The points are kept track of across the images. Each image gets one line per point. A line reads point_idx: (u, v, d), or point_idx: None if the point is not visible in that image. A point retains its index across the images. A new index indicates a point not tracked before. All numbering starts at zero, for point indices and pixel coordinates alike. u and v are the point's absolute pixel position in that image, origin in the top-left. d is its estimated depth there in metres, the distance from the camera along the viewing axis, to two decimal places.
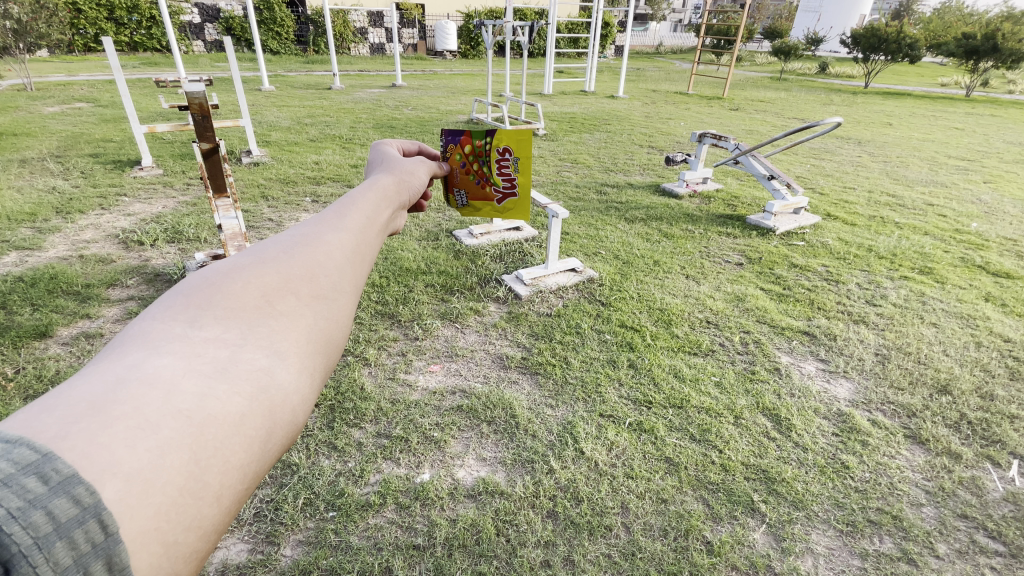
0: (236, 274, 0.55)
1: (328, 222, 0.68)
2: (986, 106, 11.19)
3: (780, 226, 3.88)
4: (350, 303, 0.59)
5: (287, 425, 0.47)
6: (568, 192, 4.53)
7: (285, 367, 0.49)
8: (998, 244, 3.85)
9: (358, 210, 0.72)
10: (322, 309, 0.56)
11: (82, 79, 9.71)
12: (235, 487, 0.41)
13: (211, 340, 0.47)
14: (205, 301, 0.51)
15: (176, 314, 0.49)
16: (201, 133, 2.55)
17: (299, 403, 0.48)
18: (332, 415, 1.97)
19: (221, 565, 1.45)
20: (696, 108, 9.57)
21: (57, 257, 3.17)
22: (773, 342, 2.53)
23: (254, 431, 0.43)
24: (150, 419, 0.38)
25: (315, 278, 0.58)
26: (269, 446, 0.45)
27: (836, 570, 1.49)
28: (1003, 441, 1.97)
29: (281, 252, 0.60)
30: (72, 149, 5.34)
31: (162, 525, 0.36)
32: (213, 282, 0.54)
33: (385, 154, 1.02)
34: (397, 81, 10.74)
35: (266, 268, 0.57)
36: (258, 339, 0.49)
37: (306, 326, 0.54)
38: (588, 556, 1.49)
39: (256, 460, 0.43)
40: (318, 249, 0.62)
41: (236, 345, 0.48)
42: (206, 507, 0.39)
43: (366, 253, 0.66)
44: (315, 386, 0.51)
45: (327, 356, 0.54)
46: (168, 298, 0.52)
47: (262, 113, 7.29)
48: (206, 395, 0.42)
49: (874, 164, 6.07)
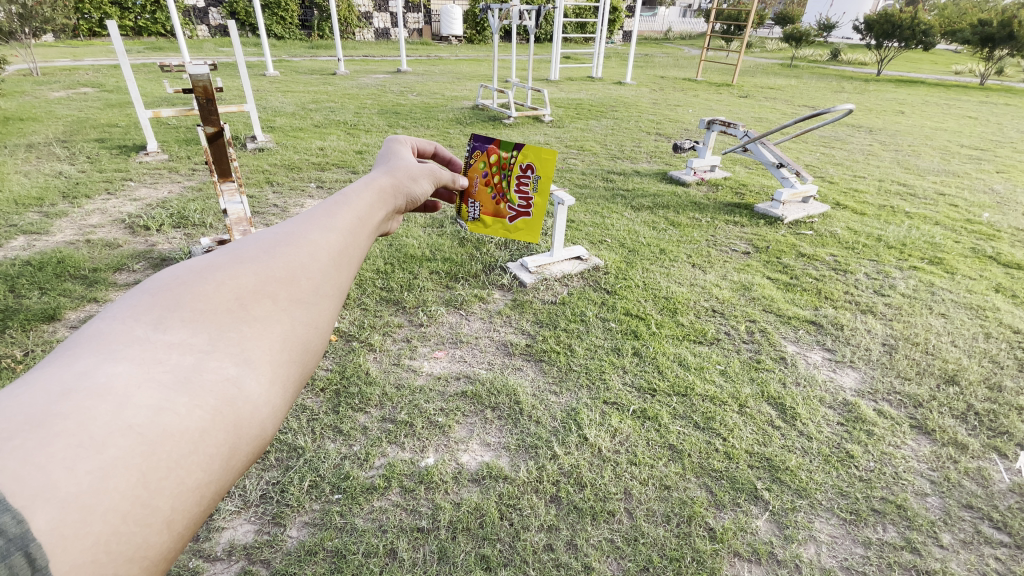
0: (209, 273, 0.51)
1: (315, 220, 0.64)
2: (1000, 95, 10.98)
3: (789, 215, 3.84)
4: (330, 310, 0.56)
5: (253, 439, 0.45)
6: (574, 179, 4.50)
7: (253, 377, 0.46)
8: (1010, 235, 3.80)
9: (347, 209, 0.69)
10: (300, 316, 0.53)
11: (87, 63, 9.72)
12: (190, 508, 0.40)
13: (175, 346, 0.44)
14: (173, 301, 0.48)
15: (140, 314, 0.46)
16: (206, 116, 2.53)
17: (265, 417, 0.46)
18: (338, 400, 1.98)
19: (228, 545, 1.46)
20: (705, 95, 9.44)
21: (64, 241, 3.19)
22: (780, 331, 2.51)
23: (214, 448, 0.42)
24: (95, 438, 0.36)
25: (294, 282, 0.55)
26: (232, 461, 0.44)
27: (838, 558, 1.49)
28: (1010, 433, 1.96)
29: (261, 252, 0.57)
30: (78, 134, 5.34)
31: (104, 553, 0.34)
32: (184, 281, 0.50)
33: (394, 151, 1.00)
34: (403, 66, 10.65)
35: (243, 267, 0.53)
36: (228, 347, 0.47)
37: (280, 334, 0.51)
38: (591, 541, 1.50)
39: (214, 479, 0.42)
40: (300, 251, 0.58)
41: (202, 353, 0.45)
42: (156, 532, 0.38)
43: (353, 257, 0.63)
44: (284, 399, 0.48)
45: (301, 365, 0.51)
46: (133, 294, 0.48)
47: (267, 99, 7.25)
48: (161, 409, 0.40)
49: (886, 152, 6.00)
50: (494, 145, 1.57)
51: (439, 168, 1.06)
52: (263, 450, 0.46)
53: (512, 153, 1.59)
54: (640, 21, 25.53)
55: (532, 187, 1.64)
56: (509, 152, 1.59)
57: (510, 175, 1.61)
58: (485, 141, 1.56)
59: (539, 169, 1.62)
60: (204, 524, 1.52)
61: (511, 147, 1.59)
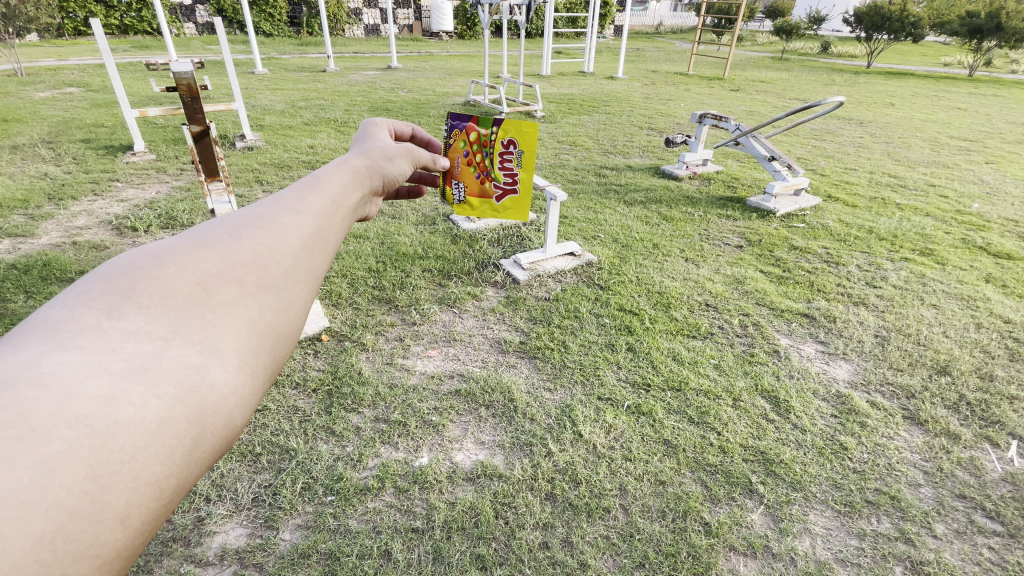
0: (168, 257, 0.48)
1: (285, 204, 0.61)
2: (989, 86, 11.05)
3: (781, 209, 3.85)
4: (302, 294, 0.53)
5: (219, 429, 0.43)
6: (567, 175, 4.49)
7: (218, 365, 0.43)
8: (999, 225, 3.82)
9: (321, 191, 0.66)
10: (270, 301, 0.50)
11: (73, 63, 9.58)
12: (146, 504, 0.37)
13: (131, 333, 0.41)
14: (129, 287, 0.45)
15: (92, 302, 0.43)
16: (191, 115, 2.49)
17: (232, 407, 0.43)
18: (330, 400, 1.97)
19: (220, 550, 1.45)
20: (696, 88, 9.45)
21: (50, 244, 3.13)
22: (773, 324, 2.51)
23: (174, 440, 0.39)
24: (37, 430, 0.32)
25: (263, 266, 0.52)
26: (195, 454, 0.40)
27: (833, 550, 1.50)
28: (1002, 422, 1.97)
29: (226, 235, 0.53)
30: (64, 135, 5.26)
31: (49, 553, 0.30)
32: (141, 267, 0.47)
33: (370, 135, 0.98)
34: (393, 62, 10.57)
35: (207, 251, 0.50)
36: (190, 332, 0.43)
37: (247, 319, 0.48)
38: (586, 538, 1.49)
39: (176, 472, 0.39)
40: (268, 234, 0.55)
41: (162, 339, 0.42)
42: (107, 530, 0.34)
43: (328, 240, 0.61)
44: (252, 388, 0.45)
45: (273, 351, 0.48)
46: (86, 281, 0.45)
47: (255, 97, 7.18)
48: (114, 399, 0.37)
49: (876, 144, 6.02)
50: (472, 123, 1.55)
51: (419, 151, 1.04)
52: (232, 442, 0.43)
53: (491, 129, 1.59)
54: (631, 15, 25.48)
55: (516, 162, 1.64)
56: (488, 128, 1.58)
57: (492, 153, 1.59)
58: (463, 119, 1.54)
59: (520, 145, 1.65)
60: (195, 529, 1.50)
61: (489, 123, 1.59)
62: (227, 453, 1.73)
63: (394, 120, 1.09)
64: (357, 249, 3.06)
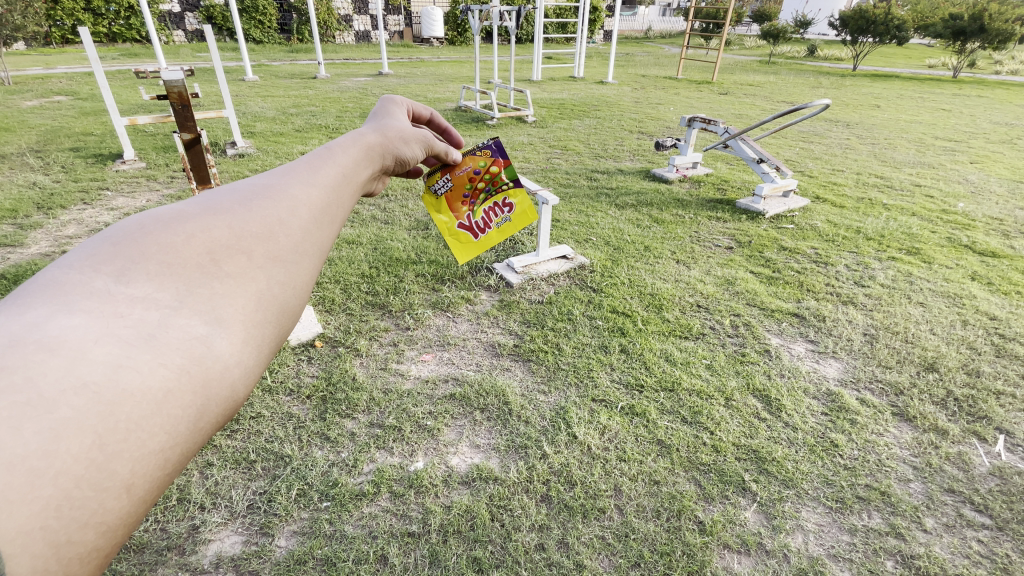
0: (178, 224, 0.48)
1: (296, 175, 0.61)
2: (973, 88, 11.24)
3: (770, 210, 3.90)
4: (309, 268, 0.53)
5: (223, 400, 0.42)
6: (558, 179, 4.52)
7: (224, 337, 0.42)
8: (984, 224, 3.89)
9: (330, 166, 0.66)
10: (277, 273, 0.49)
11: (61, 71, 9.52)
12: (150, 473, 0.37)
13: (138, 299, 0.40)
14: (138, 252, 0.44)
15: (102, 266, 0.42)
16: (182, 123, 2.48)
17: (236, 378, 0.43)
18: (324, 406, 1.97)
19: (215, 558, 1.44)
20: (685, 92, 9.55)
21: (39, 253, 3.11)
22: (763, 324, 2.54)
23: (179, 411, 0.38)
24: (45, 395, 0.32)
25: (272, 238, 0.51)
26: (200, 424, 0.40)
27: (826, 546, 1.51)
28: (989, 417, 2.01)
29: (237, 204, 0.53)
30: (52, 143, 5.22)
31: (55, 519, 0.31)
32: (150, 232, 0.47)
33: (386, 111, 0.98)
34: (384, 69, 10.59)
35: (216, 219, 0.50)
36: (197, 302, 0.43)
37: (255, 291, 0.47)
38: (582, 539, 1.50)
39: (180, 442, 0.39)
40: (278, 206, 0.55)
41: (169, 308, 0.41)
42: (112, 498, 0.34)
43: (335, 215, 0.60)
44: (257, 359, 0.45)
45: (278, 325, 0.48)
46: (95, 244, 0.45)
47: (246, 104, 7.16)
48: (121, 365, 0.36)
49: (862, 145, 6.11)
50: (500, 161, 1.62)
51: (434, 137, 1.05)
52: (235, 414, 0.43)
53: (507, 182, 1.66)
54: (621, 19, 25.68)
55: (496, 222, 1.68)
56: (506, 180, 1.65)
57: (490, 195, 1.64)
58: (501, 154, 1.62)
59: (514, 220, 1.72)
60: (190, 537, 1.49)
61: (511, 179, 1.67)
62: (221, 459, 1.73)
63: (413, 101, 1.10)
64: (349, 255, 3.06)
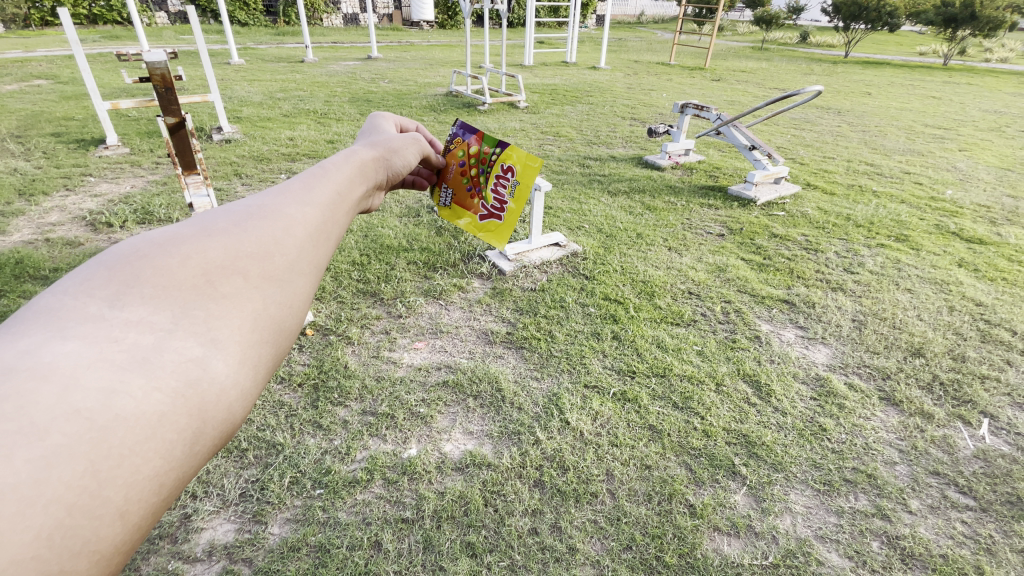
0: (173, 246, 0.47)
1: (292, 193, 0.60)
2: (963, 75, 11.30)
3: (761, 197, 3.90)
4: (307, 288, 0.52)
5: (219, 424, 0.41)
6: (551, 166, 4.49)
7: (220, 358, 0.41)
8: (972, 211, 3.93)
9: (325, 183, 0.65)
10: (274, 293, 0.49)
11: (41, 54, 9.27)
12: (145, 500, 0.35)
13: (133, 323, 0.39)
14: (132, 274, 0.43)
15: (95, 290, 0.41)
16: (166, 106, 2.42)
17: (233, 400, 0.41)
18: (316, 394, 1.96)
19: (208, 546, 1.44)
20: (678, 78, 9.52)
21: (21, 241, 3.05)
22: (754, 311, 2.56)
23: (174, 434, 0.37)
24: (37, 423, 0.31)
25: (268, 257, 0.51)
26: (196, 448, 0.39)
27: (813, 528, 1.54)
28: (974, 401, 2.04)
29: (232, 225, 0.52)
30: (33, 128, 5.10)
31: (46, 549, 0.29)
32: (144, 254, 0.45)
33: (376, 127, 0.98)
34: (373, 52, 10.40)
35: (212, 240, 0.49)
36: (194, 324, 0.42)
37: (252, 312, 0.46)
38: (575, 522, 1.52)
39: (176, 466, 0.37)
40: (275, 224, 0.54)
41: (164, 331, 0.40)
42: (106, 525, 0.32)
43: (332, 232, 0.59)
44: (254, 382, 0.44)
45: (276, 345, 0.47)
46: (87, 267, 0.43)
47: (232, 88, 7.01)
48: (114, 392, 0.35)
49: (853, 133, 6.13)
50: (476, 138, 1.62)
51: (425, 146, 1.04)
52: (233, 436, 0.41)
53: (494, 151, 1.62)
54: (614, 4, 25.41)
55: (509, 191, 1.62)
56: (491, 149, 1.62)
57: (486, 172, 1.62)
58: (470, 132, 1.62)
59: (523, 179, 1.61)
60: (181, 526, 1.48)
61: (495, 145, 1.62)
62: None
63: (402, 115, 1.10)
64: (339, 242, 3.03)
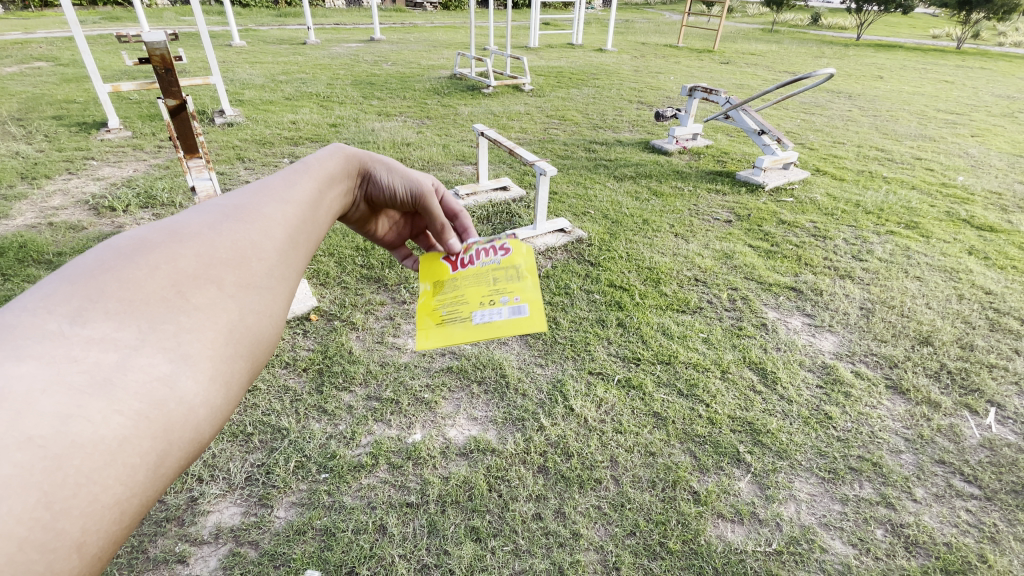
0: (141, 257, 0.49)
1: (269, 202, 0.65)
2: (977, 59, 11.07)
3: (770, 182, 3.85)
4: (277, 299, 0.57)
5: (184, 444, 0.44)
6: (556, 150, 4.44)
7: (188, 375, 0.44)
8: (983, 198, 3.87)
9: (301, 195, 0.70)
10: (250, 302, 0.54)
11: (41, 36, 9.16)
12: (104, 529, 0.38)
13: (94, 341, 0.42)
14: (98, 288, 0.46)
15: (57, 304, 0.43)
16: (166, 89, 2.37)
17: (200, 420, 0.45)
18: (321, 380, 1.96)
19: (215, 529, 1.45)
20: (686, 61, 9.36)
21: (25, 224, 3.04)
22: (761, 298, 2.54)
23: (136, 458, 0.40)
24: None
25: (244, 264, 0.55)
26: (160, 470, 0.42)
27: (818, 515, 1.54)
28: (981, 390, 2.03)
29: (209, 229, 0.56)
30: (33, 111, 5.05)
31: None
32: (109, 267, 0.48)
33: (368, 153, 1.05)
34: (375, 34, 10.23)
35: (187, 247, 0.52)
36: (162, 339, 0.45)
37: (226, 322, 0.50)
38: (578, 508, 1.52)
39: (139, 490, 0.40)
40: (253, 232, 0.59)
41: (129, 348, 0.43)
42: (61, 558, 0.35)
43: (303, 243, 0.65)
44: (223, 399, 0.47)
45: (247, 358, 0.51)
46: (50, 283, 0.45)
47: (233, 71, 6.94)
48: (71, 417, 0.37)
49: (865, 118, 6.02)
50: None
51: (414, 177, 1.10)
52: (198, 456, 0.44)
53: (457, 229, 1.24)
54: None
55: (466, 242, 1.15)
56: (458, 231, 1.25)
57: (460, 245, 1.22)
58: None
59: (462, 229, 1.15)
60: (189, 508, 1.50)
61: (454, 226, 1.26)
62: (219, 433, 1.72)
63: None
64: (343, 228, 3.01)
